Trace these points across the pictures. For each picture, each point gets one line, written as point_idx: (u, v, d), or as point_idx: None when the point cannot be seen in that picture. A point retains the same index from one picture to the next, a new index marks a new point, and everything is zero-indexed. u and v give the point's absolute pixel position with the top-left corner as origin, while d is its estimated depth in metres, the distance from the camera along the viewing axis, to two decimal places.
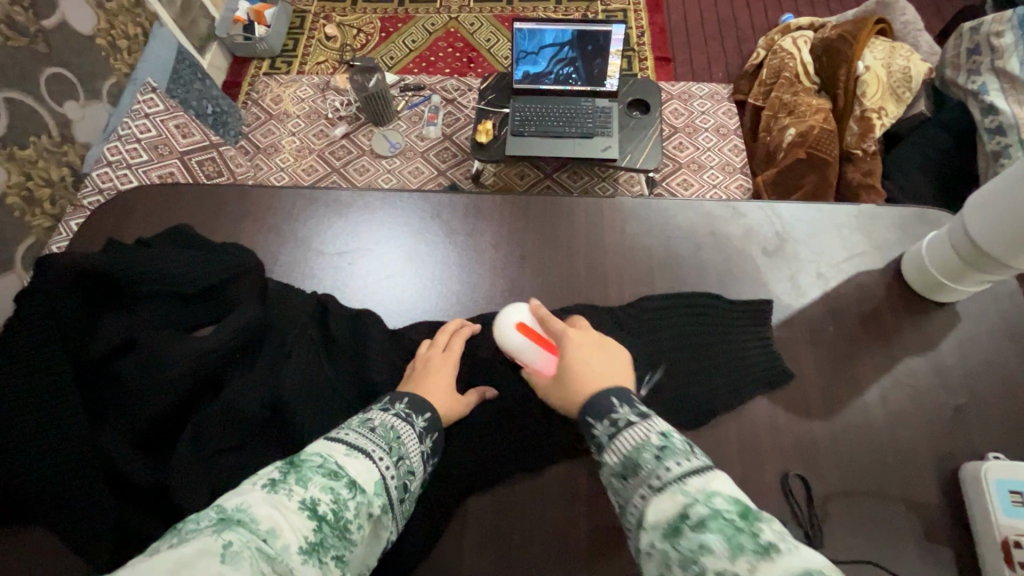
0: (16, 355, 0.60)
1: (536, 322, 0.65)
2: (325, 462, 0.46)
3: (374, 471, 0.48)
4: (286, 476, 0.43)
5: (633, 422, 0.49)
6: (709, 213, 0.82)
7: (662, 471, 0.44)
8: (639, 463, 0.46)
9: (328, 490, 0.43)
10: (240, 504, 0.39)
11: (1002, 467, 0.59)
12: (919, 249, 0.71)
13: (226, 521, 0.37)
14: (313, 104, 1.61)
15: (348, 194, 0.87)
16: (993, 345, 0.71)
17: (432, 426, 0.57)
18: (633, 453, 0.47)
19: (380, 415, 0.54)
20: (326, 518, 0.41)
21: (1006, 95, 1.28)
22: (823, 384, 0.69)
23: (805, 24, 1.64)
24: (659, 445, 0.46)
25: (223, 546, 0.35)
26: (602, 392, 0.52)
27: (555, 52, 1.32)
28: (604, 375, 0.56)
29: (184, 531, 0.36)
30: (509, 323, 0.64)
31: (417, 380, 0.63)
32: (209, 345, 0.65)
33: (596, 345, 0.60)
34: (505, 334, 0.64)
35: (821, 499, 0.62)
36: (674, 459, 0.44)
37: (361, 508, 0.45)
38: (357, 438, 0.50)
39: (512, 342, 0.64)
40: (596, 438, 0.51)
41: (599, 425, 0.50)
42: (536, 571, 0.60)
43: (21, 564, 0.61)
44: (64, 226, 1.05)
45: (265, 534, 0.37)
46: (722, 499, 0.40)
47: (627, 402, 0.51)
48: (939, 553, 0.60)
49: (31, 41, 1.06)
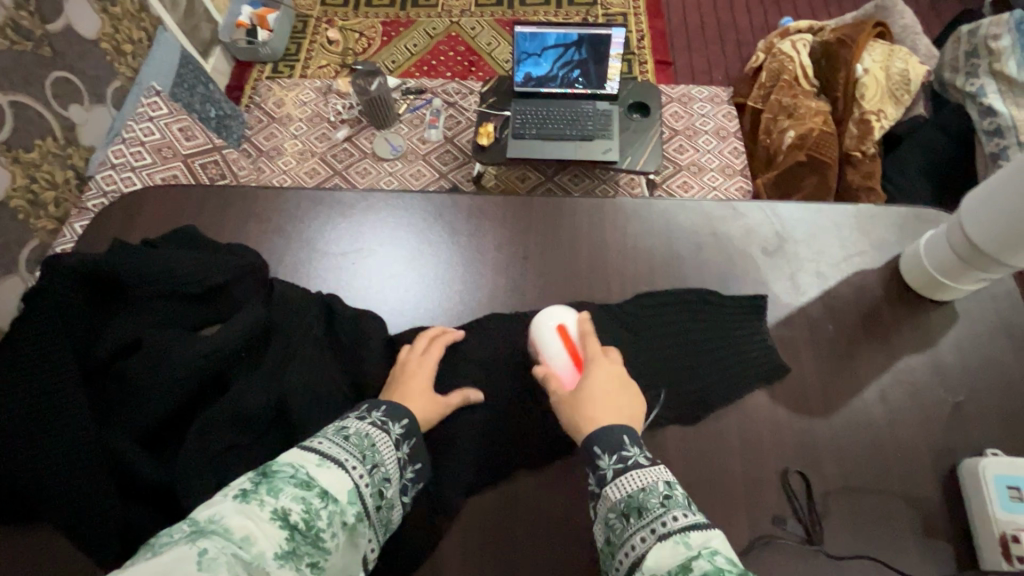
0: (28, 357, 0.62)
1: (575, 336, 0.65)
2: (297, 472, 0.46)
3: (347, 480, 0.48)
4: (257, 486, 0.43)
5: (642, 465, 0.50)
6: (708, 213, 0.83)
7: (667, 519, 0.46)
8: (645, 505, 0.48)
9: (300, 499, 0.44)
10: (211, 516, 0.40)
11: (999, 463, 0.60)
12: (917, 248, 0.72)
13: (198, 531, 0.38)
14: (315, 108, 1.63)
15: (353, 195, 0.88)
16: (993, 343, 0.71)
17: (409, 432, 0.57)
18: (639, 495, 0.48)
19: (355, 423, 0.54)
20: (298, 527, 0.42)
21: (1004, 98, 1.30)
22: (822, 382, 0.69)
23: (803, 27, 1.65)
24: (665, 493, 0.48)
25: (196, 554, 0.36)
26: (612, 428, 0.53)
27: (560, 53, 1.33)
28: (610, 408, 0.56)
29: (157, 545, 0.37)
30: (555, 322, 0.66)
31: (396, 388, 0.63)
32: (215, 344, 0.66)
33: (619, 382, 0.59)
34: (547, 332, 0.66)
35: (821, 496, 0.63)
36: (679, 510, 0.46)
37: (334, 516, 0.45)
38: (329, 448, 0.50)
39: (547, 343, 0.65)
40: (600, 469, 0.52)
41: (606, 458, 0.52)
42: (538, 568, 0.60)
43: (27, 564, 0.62)
44: (69, 228, 1.06)
45: (238, 542, 0.38)
46: (721, 557, 0.41)
47: (637, 443, 0.53)
48: (938, 549, 0.60)
49: (37, 45, 1.07)
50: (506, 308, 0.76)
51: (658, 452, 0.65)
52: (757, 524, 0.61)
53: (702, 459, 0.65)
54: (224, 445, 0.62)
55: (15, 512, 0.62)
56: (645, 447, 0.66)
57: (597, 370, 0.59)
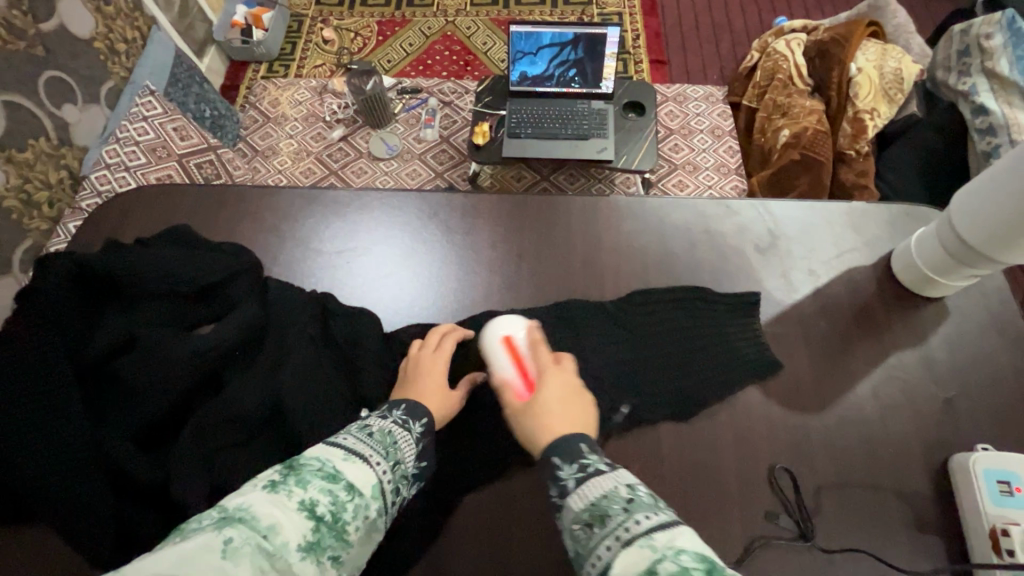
0: (21, 356, 0.62)
1: (523, 344, 0.63)
2: (324, 465, 0.46)
3: (372, 475, 0.48)
4: (285, 478, 0.43)
5: (602, 472, 0.48)
6: (701, 211, 0.83)
7: (630, 523, 0.43)
8: (608, 513, 0.45)
9: (327, 492, 0.44)
10: (241, 504, 0.40)
11: (990, 458, 0.61)
12: (908, 245, 0.73)
13: (227, 519, 0.38)
14: (310, 107, 1.63)
15: (347, 194, 0.88)
16: (984, 339, 0.72)
17: (428, 432, 0.57)
18: (601, 501, 0.46)
19: (378, 421, 0.55)
20: (324, 519, 0.42)
21: (996, 96, 1.30)
22: (815, 378, 0.70)
23: (798, 27, 1.66)
24: (627, 498, 0.45)
25: (224, 541, 0.35)
26: (570, 438, 0.51)
27: (555, 53, 1.32)
28: (564, 418, 0.54)
29: (186, 529, 0.37)
30: (498, 335, 0.64)
31: (410, 386, 0.63)
32: (210, 342, 0.66)
33: (574, 392, 0.57)
34: (493, 346, 0.64)
35: (813, 491, 0.63)
36: (644, 512, 0.43)
37: (359, 511, 0.45)
38: (354, 444, 0.50)
39: (493, 353, 0.63)
40: (559, 481, 0.49)
41: (565, 468, 0.49)
42: (533, 565, 0.61)
43: (20, 564, 0.61)
44: (63, 228, 1.05)
45: (265, 531, 0.38)
46: (689, 556, 0.38)
47: (595, 451, 0.51)
48: (930, 543, 0.61)
49: (29, 44, 1.07)
50: (501, 306, 0.77)
51: (652, 449, 0.66)
52: (751, 519, 0.62)
53: (696, 455, 0.65)
54: (220, 444, 0.62)
55: (8, 511, 0.62)
56: (638, 444, 0.66)
57: (550, 380, 0.57)
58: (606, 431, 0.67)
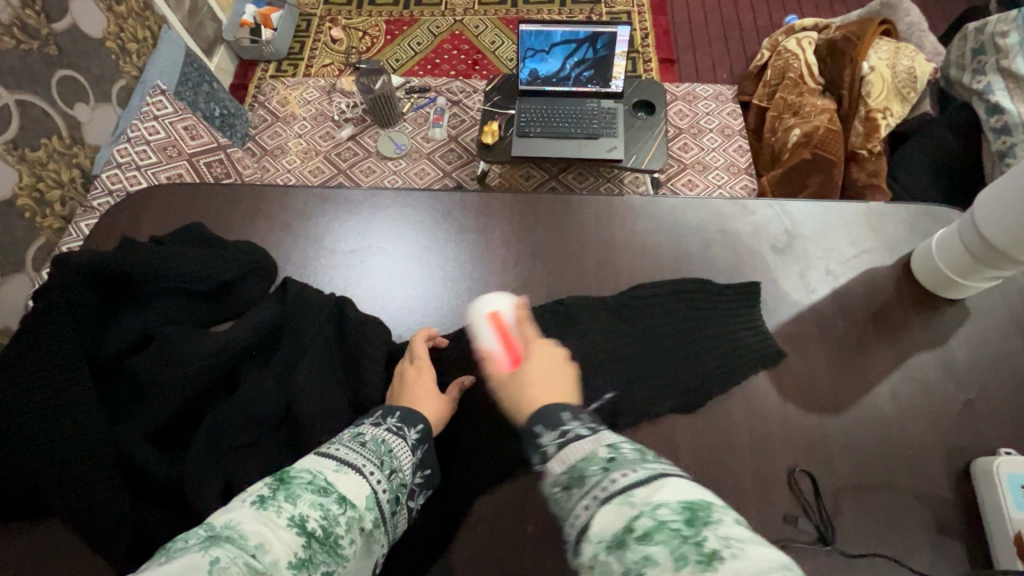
0: (38, 351, 0.62)
1: (507, 320, 0.68)
2: (314, 478, 0.46)
3: (365, 486, 0.48)
4: (275, 493, 0.43)
5: (582, 435, 0.47)
6: (716, 210, 0.83)
7: (608, 482, 0.42)
8: (585, 473, 0.44)
9: (318, 506, 0.43)
10: (228, 522, 0.39)
11: (1013, 462, 0.60)
12: (929, 248, 0.72)
13: (213, 537, 0.37)
14: (320, 106, 1.63)
15: (360, 192, 0.88)
16: (1004, 341, 0.71)
17: (423, 438, 0.57)
18: (580, 463, 0.45)
19: (371, 429, 0.54)
20: (315, 534, 0.42)
21: (1011, 95, 1.28)
22: (833, 380, 0.69)
23: (809, 25, 1.65)
24: (607, 458, 0.44)
25: (211, 561, 0.35)
26: (552, 406, 0.51)
27: (567, 50, 1.31)
28: (547, 387, 0.55)
29: (172, 549, 0.36)
30: (486, 313, 0.70)
31: (402, 397, 0.62)
32: (228, 340, 0.67)
33: (559, 364, 0.58)
34: (480, 322, 0.69)
35: (831, 495, 0.63)
36: (621, 469, 0.42)
37: (352, 523, 0.45)
38: (346, 454, 0.50)
39: (479, 327, 0.68)
40: (541, 447, 0.49)
41: (547, 435, 0.49)
42: (549, 567, 0.60)
43: (32, 565, 0.61)
44: (76, 227, 1.06)
45: (253, 549, 0.38)
46: (668, 508, 0.37)
47: (578, 416, 0.50)
48: (952, 548, 0.60)
49: (42, 44, 1.07)
50: None
51: (669, 450, 0.65)
52: (770, 523, 0.61)
53: (712, 457, 0.65)
54: (235, 445, 0.62)
55: (19, 509, 0.62)
56: (654, 443, 0.66)
57: (534, 355, 0.59)
58: (619, 429, 0.66)
